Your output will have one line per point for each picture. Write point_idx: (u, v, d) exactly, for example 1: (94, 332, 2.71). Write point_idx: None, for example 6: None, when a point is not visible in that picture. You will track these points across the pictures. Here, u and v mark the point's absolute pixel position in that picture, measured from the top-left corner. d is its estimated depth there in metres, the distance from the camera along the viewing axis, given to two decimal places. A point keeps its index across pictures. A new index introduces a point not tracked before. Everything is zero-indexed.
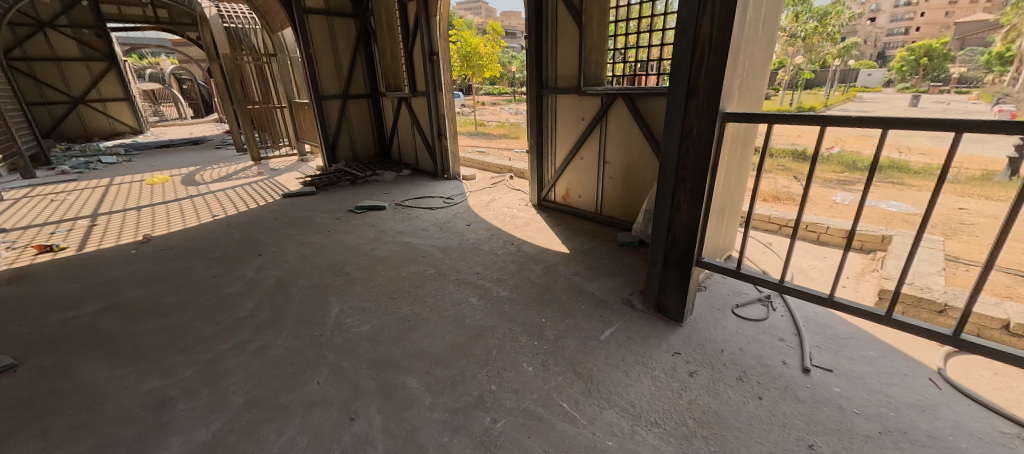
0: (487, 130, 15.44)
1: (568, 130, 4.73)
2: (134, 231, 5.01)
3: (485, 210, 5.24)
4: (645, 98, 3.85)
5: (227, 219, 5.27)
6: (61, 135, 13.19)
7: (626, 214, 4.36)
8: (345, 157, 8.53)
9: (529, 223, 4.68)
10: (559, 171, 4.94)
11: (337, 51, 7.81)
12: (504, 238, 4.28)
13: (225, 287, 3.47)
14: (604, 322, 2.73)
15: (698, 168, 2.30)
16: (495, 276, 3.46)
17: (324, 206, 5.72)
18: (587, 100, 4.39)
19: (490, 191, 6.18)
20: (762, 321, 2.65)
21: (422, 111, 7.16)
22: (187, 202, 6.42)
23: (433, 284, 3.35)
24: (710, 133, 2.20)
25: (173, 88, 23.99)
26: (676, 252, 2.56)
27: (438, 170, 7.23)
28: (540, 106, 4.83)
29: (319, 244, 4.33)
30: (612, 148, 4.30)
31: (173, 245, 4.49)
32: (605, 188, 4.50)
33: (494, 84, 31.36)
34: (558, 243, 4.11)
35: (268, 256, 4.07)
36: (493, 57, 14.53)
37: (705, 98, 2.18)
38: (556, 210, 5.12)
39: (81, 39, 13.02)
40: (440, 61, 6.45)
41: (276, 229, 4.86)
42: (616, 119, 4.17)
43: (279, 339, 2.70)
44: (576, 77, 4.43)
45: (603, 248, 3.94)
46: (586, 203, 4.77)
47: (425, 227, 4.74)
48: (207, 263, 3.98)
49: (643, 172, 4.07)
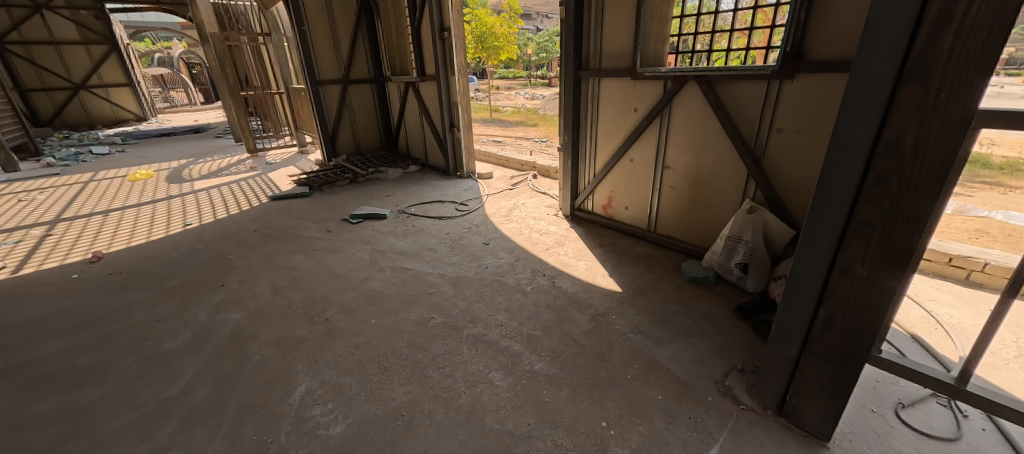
0: (503, 117, 14.35)
1: (612, 123, 3.70)
2: (89, 246, 4.20)
3: (506, 222, 4.28)
4: (734, 82, 2.80)
5: (201, 229, 4.44)
6: (65, 123, 12.63)
7: (688, 234, 3.37)
8: (347, 149, 7.63)
9: (563, 243, 3.71)
10: (599, 175, 3.94)
11: (335, 27, 6.80)
12: (533, 265, 3.33)
13: (164, 339, 2.61)
14: (698, 434, 1.78)
15: (905, 210, 1.30)
16: (525, 331, 2.52)
17: (315, 213, 4.83)
18: (642, 85, 3.35)
19: (510, 195, 5.22)
20: (957, 444, 1.68)
21: (431, 98, 6.19)
22: (164, 204, 5.61)
23: (440, 343, 2.44)
24: (949, 149, 1.19)
25: (182, 72, 23.36)
26: (832, 338, 1.57)
27: (450, 167, 6.28)
28: (577, 93, 3.81)
29: (299, 271, 3.44)
30: (675, 149, 3.28)
31: (127, 266, 3.66)
32: (661, 199, 3.50)
33: (509, 68, 29.96)
34: (606, 275, 3.13)
35: (233, 287, 3.20)
36: (511, 38, 13.24)
37: (945, 88, 1.17)
38: (592, 223, 4.14)
39: (80, 21, 12.31)
40: (452, 38, 5.42)
41: (254, 245, 3.99)
42: (683, 111, 3.13)
43: (210, 449, 1.82)
44: (627, 54, 3.37)
45: (667, 284, 2.97)
46: (635, 217, 3.77)
47: (433, 245, 3.81)
48: (157, 296, 3.13)
49: (720, 182, 3.07)
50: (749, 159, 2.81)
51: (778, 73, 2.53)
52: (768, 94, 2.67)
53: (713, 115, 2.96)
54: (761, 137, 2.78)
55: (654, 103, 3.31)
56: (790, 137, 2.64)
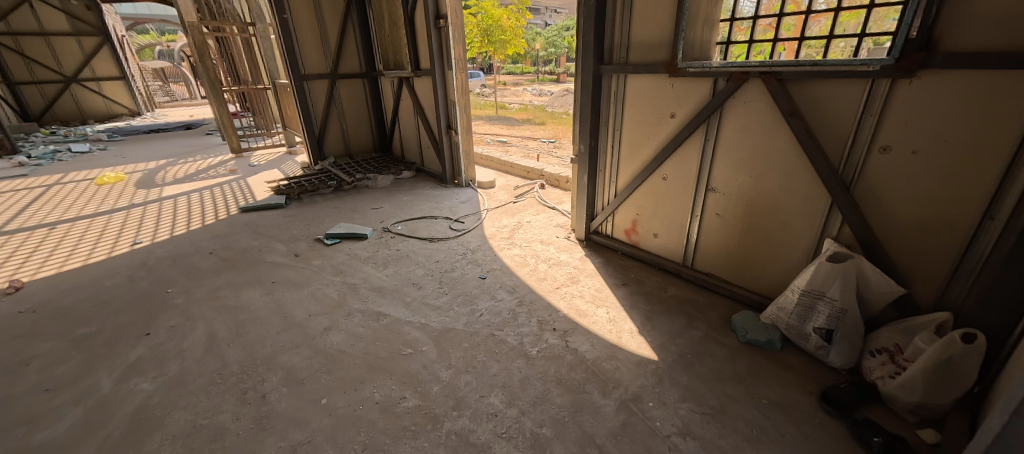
0: (509, 114, 13.61)
1: (640, 131, 2.96)
2: (15, 271, 3.53)
3: (508, 247, 3.56)
4: (819, 83, 2.06)
5: (150, 250, 3.78)
6: (55, 118, 12.04)
7: (739, 272, 2.65)
8: (336, 151, 6.95)
9: (577, 279, 3.00)
10: (622, 193, 3.21)
11: (322, 16, 6.10)
12: (540, 313, 2.62)
13: (42, 425, 1.94)
14: None
15: None
16: (529, 427, 1.81)
17: (286, 230, 4.15)
18: (682, 83, 2.60)
19: (514, 209, 4.50)
20: None
21: (426, 95, 5.47)
22: (123, 213, 4.95)
23: (409, 447, 1.74)
24: None
25: (184, 67, 22.89)
26: None
27: (447, 175, 5.57)
28: (597, 93, 3.08)
29: (247, 313, 2.75)
30: (725, 167, 2.54)
31: (45, 302, 2.99)
32: (703, 228, 2.77)
33: (515, 64, 29.10)
34: (634, 332, 2.41)
35: (160, 338, 2.53)
36: (518, 32, 12.48)
37: None
38: (612, 250, 3.42)
39: (71, 12, 11.73)
40: (449, 27, 4.69)
41: (204, 273, 3.31)
42: (740, 117, 2.39)
43: None
44: (662, 44, 2.63)
45: (716, 349, 2.24)
46: (667, 247, 3.05)
47: (417, 279, 3.10)
48: (60, 350, 2.46)
49: (787, 212, 2.33)
50: (837, 187, 2.07)
51: (892, 70, 1.79)
52: (871, 99, 1.92)
53: (784, 124, 2.21)
54: (854, 156, 2.04)
55: (697, 108, 2.57)
56: (902, 158, 1.90)
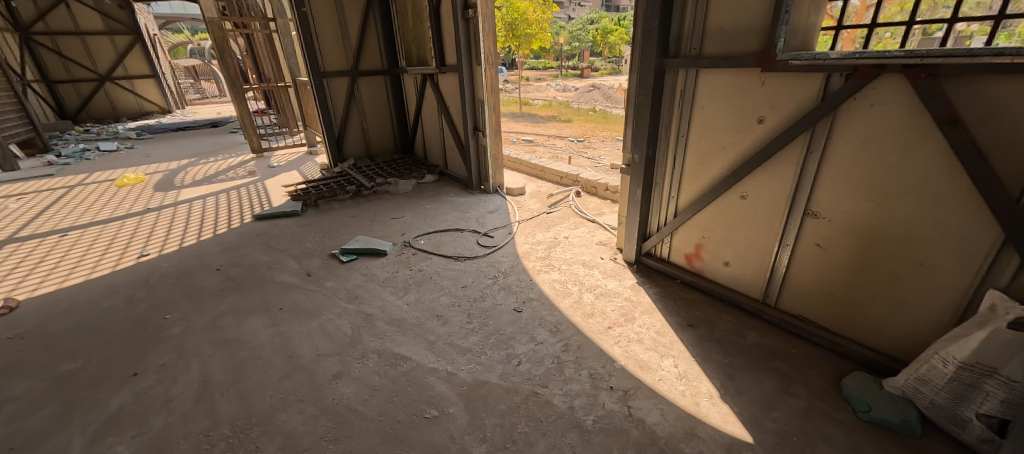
0: (532, 111, 13.08)
1: (713, 137, 2.42)
2: (14, 287, 3.28)
3: (546, 270, 3.09)
4: (999, 79, 1.48)
5: (155, 265, 3.47)
6: (90, 115, 12.21)
7: (846, 318, 2.10)
8: (356, 152, 6.61)
9: (632, 317, 2.50)
10: (686, 212, 2.67)
11: (342, 9, 5.73)
12: (591, 364, 2.14)
13: None
14: None
15: None
16: None
17: (300, 242, 3.80)
18: (779, 79, 2.04)
19: (549, 222, 4.03)
20: None
21: (452, 93, 5.03)
22: (136, 219, 4.72)
23: None
24: None
25: (213, 65, 23.24)
26: None
27: (473, 180, 5.13)
28: (658, 91, 2.55)
29: (249, 351, 2.37)
30: (834, 188, 1.99)
31: (35, 327, 2.71)
32: (795, 262, 2.23)
33: (538, 58, 28.46)
34: (715, 397, 1.90)
35: (147, 381, 2.18)
36: (544, 25, 11.92)
37: None
38: (669, 278, 2.90)
39: (104, 11, 11.86)
40: (478, 18, 4.21)
41: (207, 295, 2.97)
42: (862, 125, 1.84)
43: None
44: (751, 30, 2.08)
45: (832, 431, 1.71)
46: (742, 278, 2.52)
47: (442, 310, 2.67)
48: (38, 393, 2.14)
49: (928, 249, 1.77)
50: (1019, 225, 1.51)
51: None
52: None
53: (933, 136, 1.65)
54: None
55: (798, 111, 2.02)
56: None
